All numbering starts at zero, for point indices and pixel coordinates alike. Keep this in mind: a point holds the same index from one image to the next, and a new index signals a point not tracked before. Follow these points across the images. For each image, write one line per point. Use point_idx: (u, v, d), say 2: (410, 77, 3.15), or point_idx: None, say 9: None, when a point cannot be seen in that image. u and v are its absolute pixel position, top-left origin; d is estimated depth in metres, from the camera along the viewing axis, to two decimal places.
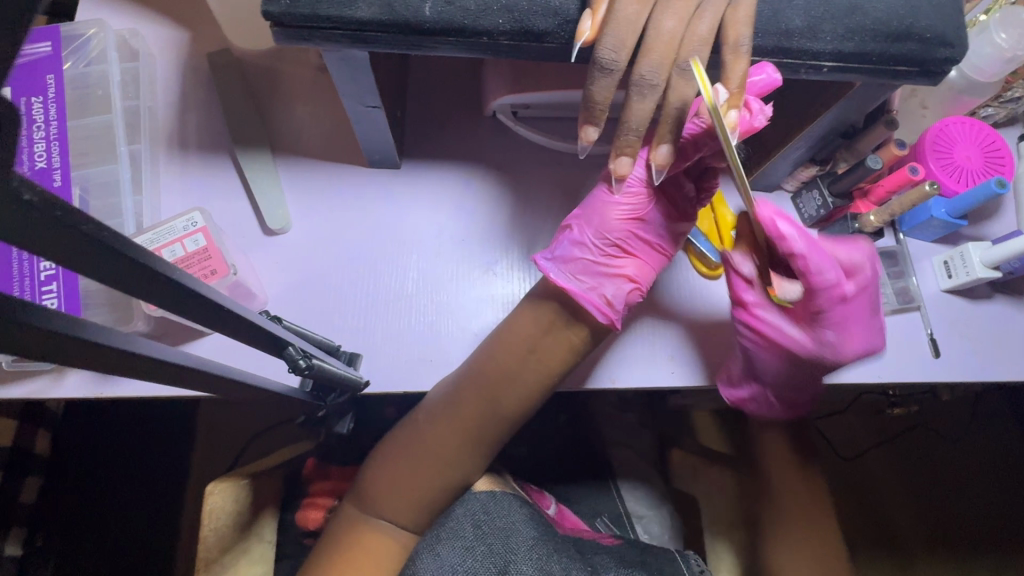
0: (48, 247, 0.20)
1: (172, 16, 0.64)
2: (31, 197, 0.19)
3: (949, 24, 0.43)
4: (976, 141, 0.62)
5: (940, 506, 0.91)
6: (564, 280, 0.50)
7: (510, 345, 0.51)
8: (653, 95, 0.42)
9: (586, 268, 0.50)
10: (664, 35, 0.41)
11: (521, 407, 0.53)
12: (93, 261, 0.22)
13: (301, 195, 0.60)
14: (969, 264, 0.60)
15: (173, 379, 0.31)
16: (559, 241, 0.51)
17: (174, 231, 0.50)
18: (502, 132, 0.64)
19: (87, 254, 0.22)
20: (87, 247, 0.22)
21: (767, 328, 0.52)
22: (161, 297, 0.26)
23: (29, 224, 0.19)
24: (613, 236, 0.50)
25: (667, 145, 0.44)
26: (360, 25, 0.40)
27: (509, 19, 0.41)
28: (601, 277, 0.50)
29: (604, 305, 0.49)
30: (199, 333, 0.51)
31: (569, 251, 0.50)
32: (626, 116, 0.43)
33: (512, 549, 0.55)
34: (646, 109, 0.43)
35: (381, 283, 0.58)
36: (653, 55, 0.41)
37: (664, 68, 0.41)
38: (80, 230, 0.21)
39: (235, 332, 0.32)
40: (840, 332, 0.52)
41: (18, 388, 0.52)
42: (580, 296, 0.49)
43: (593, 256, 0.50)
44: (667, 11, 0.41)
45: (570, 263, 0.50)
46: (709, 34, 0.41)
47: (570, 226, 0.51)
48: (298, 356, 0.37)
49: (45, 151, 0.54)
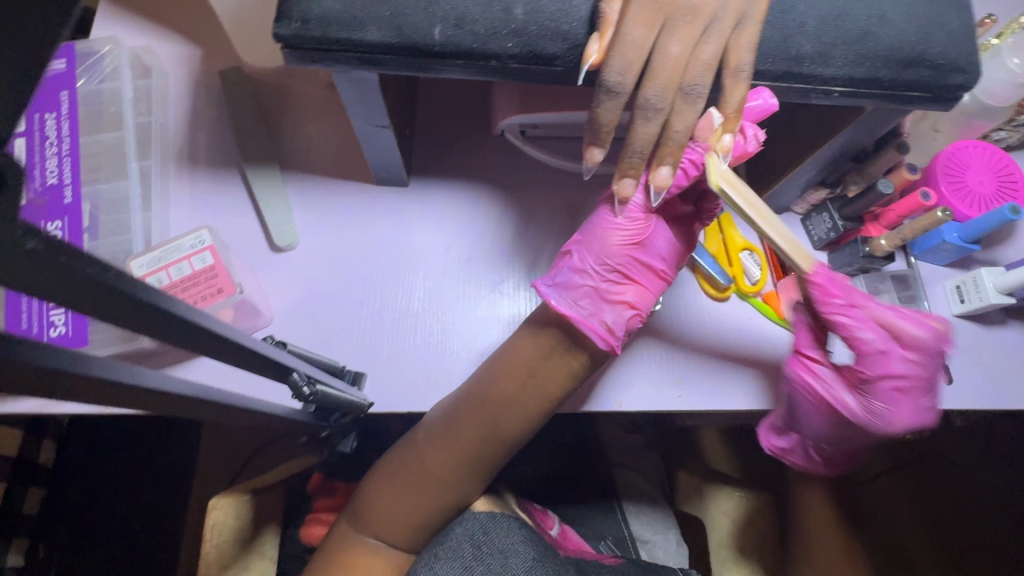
0: (47, 288, 0.20)
1: (185, 35, 0.65)
2: (36, 245, 0.19)
3: (962, 50, 0.43)
4: (989, 166, 0.61)
5: (950, 531, 0.90)
6: (565, 306, 0.49)
7: (512, 369, 0.51)
8: (657, 118, 0.42)
9: (588, 295, 0.49)
10: (670, 60, 0.40)
11: (522, 429, 0.52)
12: (96, 302, 0.22)
13: (308, 212, 0.60)
14: (982, 290, 0.60)
15: (174, 409, 0.31)
16: (559, 267, 0.50)
17: (181, 249, 0.50)
18: (509, 151, 0.64)
19: (91, 295, 0.21)
20: (96, 289, 0.21)
21: (812, 386, 0.48)
22: (164, 334, 0.26)
23: (36, 272, 0.19)
24: (614, 262, 0.49)
25: (667, 167, 0.44)
26: (370, 48, 0.40)
27: (518, 43, 0.41)
28: (602, 303, 0.49)
29: (605, 331, 0.49)
30: (189, 358, 0.51)
31: (570, 277, 0.50)
32: (630, 138, 0.43)
33: (509, 570, 0.53)
34: (650, 132, 0.42)
35: (386, 300, 0.57)
36: (659, 80, 0.40)
37: (669, 93, 0.41)
38: (83, 274, 0.21)
39: (232, 359, 0.31)
40: (896, 409, 0.47)
41: (22, 404, 0.52)
42: (581, 323, 0.48)
43: (594, 282, 0.50)
44: (673, 36, 0.40)
45: (571, 289, 0.49)
46: (713, 58, 0.41)
47: (569, 252, 0.50)
48: (302, 382, 0.37)
49: (57, 167, 0.55)
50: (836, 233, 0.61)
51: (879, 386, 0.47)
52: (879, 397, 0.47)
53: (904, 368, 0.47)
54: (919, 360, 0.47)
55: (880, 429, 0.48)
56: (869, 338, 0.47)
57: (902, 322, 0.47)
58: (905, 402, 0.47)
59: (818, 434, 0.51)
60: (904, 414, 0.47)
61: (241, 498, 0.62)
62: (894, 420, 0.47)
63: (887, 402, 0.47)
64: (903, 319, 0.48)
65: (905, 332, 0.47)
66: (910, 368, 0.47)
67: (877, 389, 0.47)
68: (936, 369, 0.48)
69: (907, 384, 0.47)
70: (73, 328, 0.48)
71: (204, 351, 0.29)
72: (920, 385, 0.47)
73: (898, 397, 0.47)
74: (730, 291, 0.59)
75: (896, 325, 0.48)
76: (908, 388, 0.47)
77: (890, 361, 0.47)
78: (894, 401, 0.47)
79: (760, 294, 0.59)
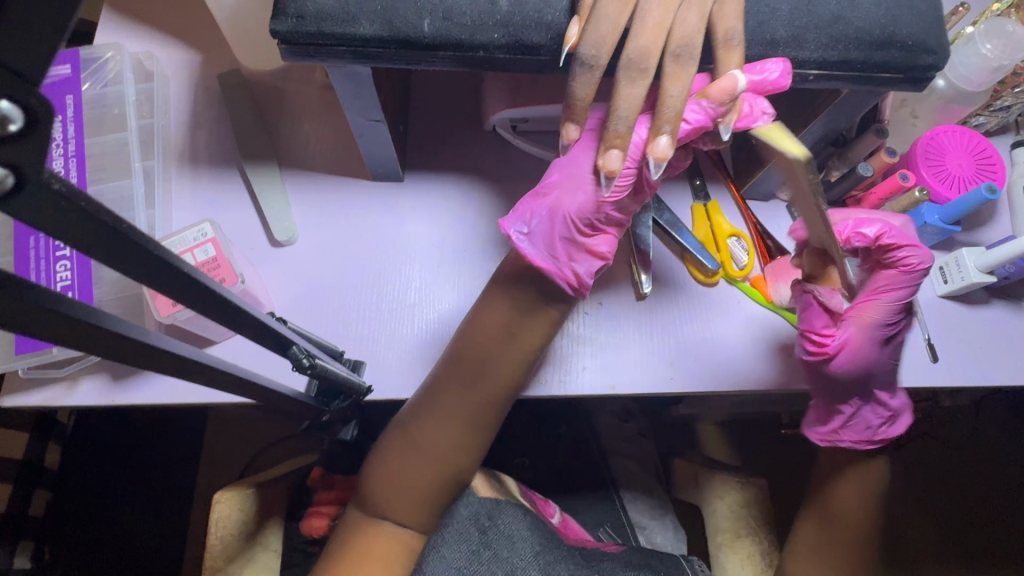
0: (64, 230, 0.22)
1: (184, 40, 0.67)
2: (60, 186, 0.21)
3: (931, 32, 0.45)
4: (967, 149, 0.63)
5: (943, 513, 0.92)
6: (537, 252, 0.48)
7: (490, 335, 0.53)
8: (642, 81, 0.43)
9: (562, 242, 0.48)
10: (649, 22, 0.43)
11: (506, 384, 0.53)
12: (108, 247, 0.23)
13: (307, 208, 0.62)
14: (964, 269, 0.61)
15: (185, 374, 0.32)
16: (534, 211, 0.48)
17: (184, 241, 0.52)
18: (500, 145, 0.66)
19: (103, 240, 0.23)
20: (105, 235, 0.23)
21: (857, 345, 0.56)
22: (173, 290, 0.27)
23: (50, 212, 0.21)
24: (593, 214, 0.48)
25: (666, 137, 0.43)
26: (363, 41, 0.42)
27: (504, 34, 0.42)
28: (574, 251, 0.49)
29: (574, 279, 0.49)
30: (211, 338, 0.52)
31: (546, 223, 0.48)
32: (615, 103, 0.44)
33: (515, 555, 0.57)
34: (634, 94, 0.44)
35: (384, 291, 0.59)
36: (641, 39, 0.43)
37: (652, 51, 0.43)
38: (96, 219, 0.22)
39: (235, 326, 0.33)
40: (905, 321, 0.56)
41: (33, 396, 0.53)
42: (553, 272, 0.48)
43: (570, 229, 0.48)
44: (652, 1, 0.43)
45: (545, 235, 0.48)
46: (698, 22, 0.43)
47: (548, 194, 0.48)
48: (301, 355, 0.38)
49: (63, 167, 0.57)
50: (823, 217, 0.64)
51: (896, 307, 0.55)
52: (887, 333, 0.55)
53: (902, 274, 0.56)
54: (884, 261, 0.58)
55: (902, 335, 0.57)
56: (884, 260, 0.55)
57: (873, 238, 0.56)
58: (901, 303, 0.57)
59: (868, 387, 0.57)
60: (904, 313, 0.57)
61: (246, 492, 0.64)
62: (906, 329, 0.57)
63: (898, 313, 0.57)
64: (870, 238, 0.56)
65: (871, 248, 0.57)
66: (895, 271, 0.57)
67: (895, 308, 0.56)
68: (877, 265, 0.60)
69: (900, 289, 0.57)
70: None
71: (209, 312, 0.30)
72: None
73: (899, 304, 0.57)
74: (718, 277, 0.61)
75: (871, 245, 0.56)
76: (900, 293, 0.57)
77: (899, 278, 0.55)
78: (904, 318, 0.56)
79: (747, 279, 0.61)
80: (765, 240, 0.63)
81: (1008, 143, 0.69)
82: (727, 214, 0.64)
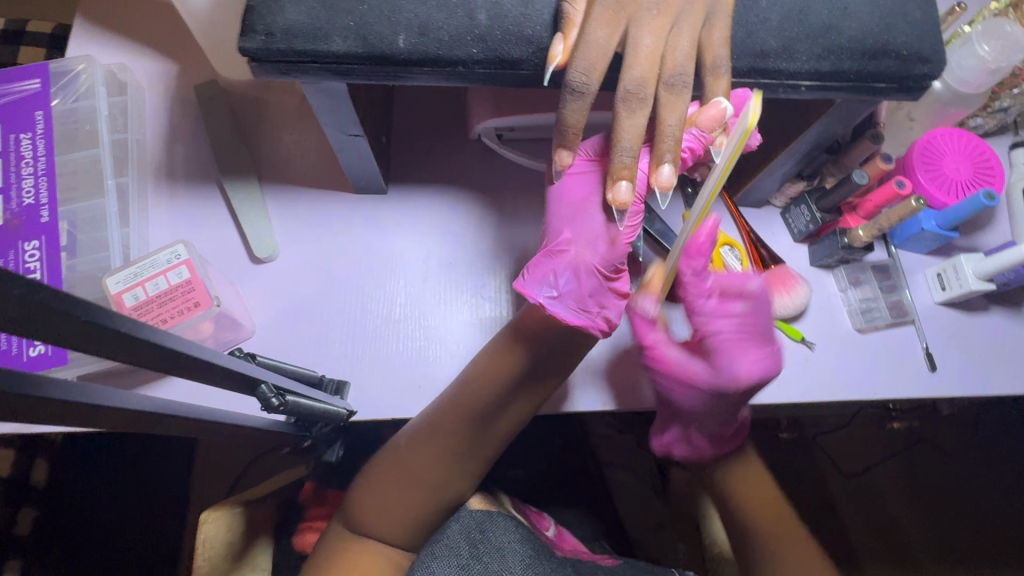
0: None
1: (160, 51, 0.65)
2: None
3: (925, 41, 0.43)
4: (964, 153, 0.61)
5: (943, 514, 0.92)
6: (575, 311, 0.47)
7: (492, 367, 0.52)
8: (642, 109, 0.42)
9: (592, 293, 0.48)
10: (644, 50, 0.41)
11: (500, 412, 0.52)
12: (29, 319, 0.22)
13: (288, 222, 0.60)
14: (962, 277, 0.60)
15: (134, 425, 0.31)
16: (559, 270, 0.47)
17: (157, 264, 0.50)
18: (487, 155, 0.65)
19: (24, 313, 0.22)
20: (25, 306, 0.21)
21: (669, 357, 0.52)
22: (112, 349, 0.26)
23: None
24: (617, 261, 0.49)
25: (669, 166, 0.43)
26: (336, 59, 0.41)
27: (483, 49, 0.41)
28: (604, 298, 0.49)
29: (609, 328, 0.49)
30: (161, 377, 0.51)
31: (573, 279, 0.47)
32: (618, 134, 0.43)
33: (507, 567, 0.53)
34: (637, 124, 0.42)
35: (368, 308, 0.57)
36: (636, 70, 0.41)
37: (648, 81, 0.42)
38: (13, 293, 0.21)
39: (193, 373, 0.31)
40: (736, 357, 0.50)
41: (5, 424, 0.52)
42: (593, 327, 0.48)
43: (598, 279, 0.48)
44: (643, 29, 0.41)
45: (576, 291, 0.47)
46: (691, 49, 0.42)
47: (568, 251, 0.47)
48: (270, 394, 0.37)
49: (33, 187, 0.55)
50: (815, 226, 0.61)
51: (714, 343, 0.52)
52: (713, 360, 0.51)
53: (734, 309, 0.52)
54: (746, 308, 0.52)
55: (732, 384, 0.50)
56: (730, 304, 0.52)
57: (733, 276, 0.53)
58: (747, 350, 0.50)
59: (689, 405, 0.54)
60: (745, 359, 0.50)
61: (232, 510, 0.61)
62: (735, 370, 0.50)
63: (727, 358, 0.51)
64: (732, 276, 0.53)
65: (732, 284, 0.53)
66: (744, 311, 0.52)
67: (716, 346, 0.52)
68: (764, 309, 0.52)
69: (741, 331, 0.51)
70: (52, 347, 0.48)
71: (160, 365, 0.29)
72: (755, 333, 0.51)
73: (732, 349, 0.51)
74: None
75: (728, 281, 0.53)
76: (742, 336, 0.51)
77: (723, 316, 0.52)
78: (728, 351, 0.51)
79: None
80: (758, 250, 0.62)
81: (1006, 144, 0.67)
82: (721, 223, 0.63)
